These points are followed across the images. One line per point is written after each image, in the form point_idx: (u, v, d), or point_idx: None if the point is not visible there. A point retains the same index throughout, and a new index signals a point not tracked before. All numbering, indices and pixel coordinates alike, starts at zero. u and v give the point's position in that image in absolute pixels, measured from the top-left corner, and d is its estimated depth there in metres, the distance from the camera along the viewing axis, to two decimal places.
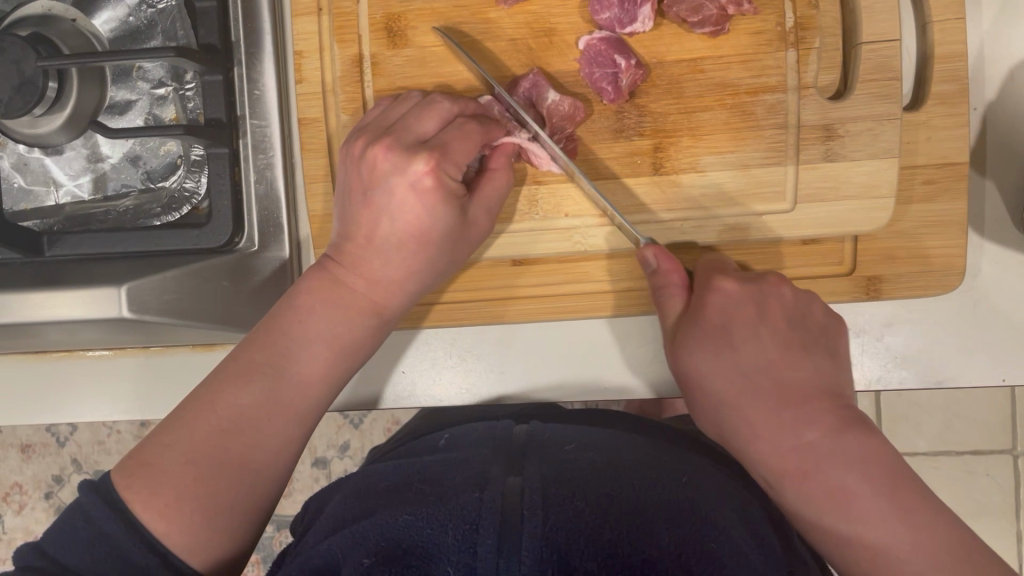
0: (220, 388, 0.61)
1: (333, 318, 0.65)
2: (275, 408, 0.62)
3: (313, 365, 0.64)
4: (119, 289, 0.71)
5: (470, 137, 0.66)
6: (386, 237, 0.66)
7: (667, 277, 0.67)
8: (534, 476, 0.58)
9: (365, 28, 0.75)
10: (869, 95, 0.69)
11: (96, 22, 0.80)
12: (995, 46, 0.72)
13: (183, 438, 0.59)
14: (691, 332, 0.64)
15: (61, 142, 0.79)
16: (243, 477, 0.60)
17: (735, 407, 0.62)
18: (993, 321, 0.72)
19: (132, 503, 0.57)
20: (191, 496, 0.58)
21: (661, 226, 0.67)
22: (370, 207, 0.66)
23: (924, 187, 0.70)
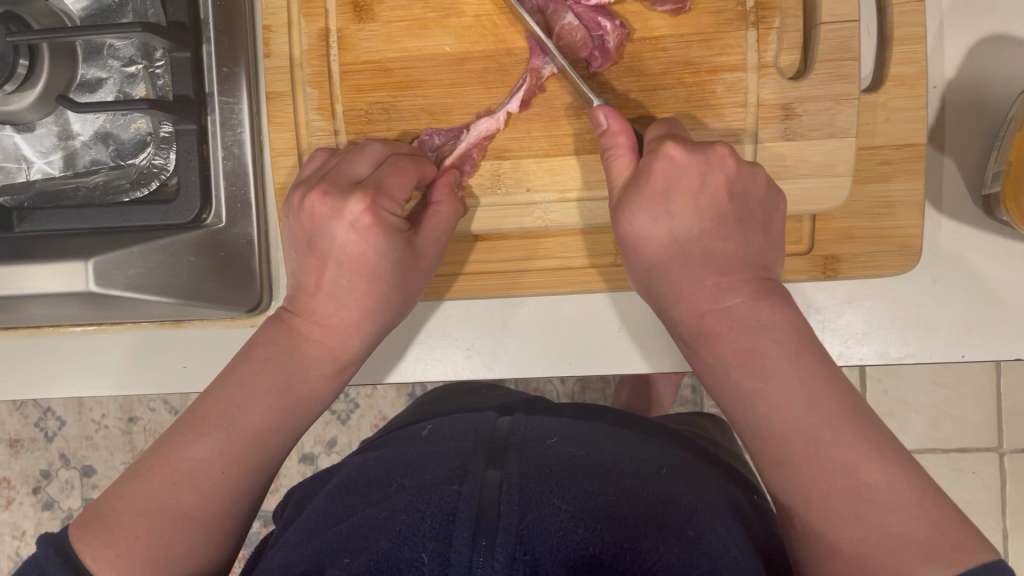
0: (179, 441, 0.61)
1: (284, 373, 0.65)
2: (232, 460, 0.61)
3: (263, 415, 0.63)
4: (87, 264, 0.73)
5: (404, 173, 0.69)
6: (335, 280, 0.67)
7: (660, 202, 0.64)
8: (513, 470, 0.58)
9: (332, 3, 0.75)
10: (828, 74, 0.70)
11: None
12: (955, 28, 0.72)
13: (137, 490, 0.59)
14: (674, 253, 0.64)
15: (32, 118, 0.79)
16: (199, 530, 0.59)
17: (710, 332, 0.61)
18: (954, 300, 0.73)
19: (84, 554, 0.55)
20: (152, 553, 0.57)
21: (668, 145, 0.63)
22: (316, 253, 0.68)
23: (880, 167, 0.72)
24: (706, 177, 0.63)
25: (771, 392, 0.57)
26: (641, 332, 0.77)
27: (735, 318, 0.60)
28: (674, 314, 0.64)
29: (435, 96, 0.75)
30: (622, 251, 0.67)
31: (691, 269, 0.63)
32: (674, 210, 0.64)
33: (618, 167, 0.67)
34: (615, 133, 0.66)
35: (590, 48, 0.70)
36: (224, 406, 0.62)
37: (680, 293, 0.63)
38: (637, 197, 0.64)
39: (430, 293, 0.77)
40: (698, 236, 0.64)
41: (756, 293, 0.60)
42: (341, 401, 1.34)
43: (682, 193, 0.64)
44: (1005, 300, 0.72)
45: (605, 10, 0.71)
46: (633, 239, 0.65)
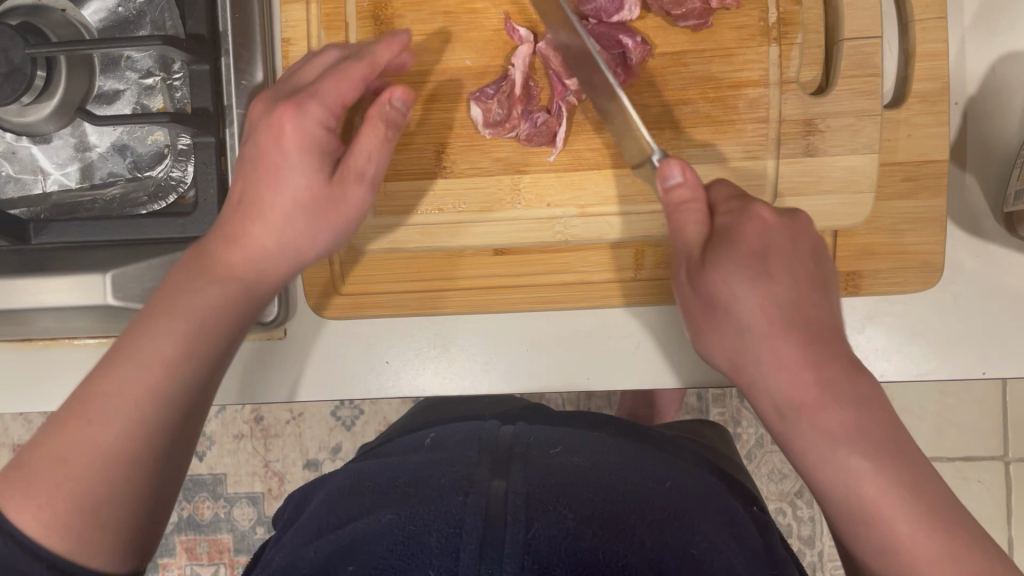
0: (94, 380, 0.56)
1: (217, 292, 0.60)
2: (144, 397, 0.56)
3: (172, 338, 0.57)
4: (104, 276, 0.74)
5: (350, 78, 0.63)
6: (241, 184, 0.63)
7: (752, 262, 0.60)
8: (518, 480, 0.58)
9: (352, 17, 0.75)
10: (851, 90, 0.70)
11: (86, 12, 0.80)
12: (975, 44, 0.73)
13: (61, 439, 0.54)
14: (779, 313, 0.59)
15: (49, 130, 0.79)
16: (113, 475, 0.54)
17: (815, 404, 0.57)
18: (974, 314, 0.73)
19: (10, 517, 0.53)
20: (83, 459, 0.54)
21: (759, 210, 0.62)
22: (246, 138, 0.65)
23: (903, 183, 0.72)
24: (796, 245, 0.62)
25: (874, 475, 0.54)
26: (660, 348, 0.77)
27: (836, 392, 0.56)
28: (767, 383, 0.59)
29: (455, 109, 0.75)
30: (701, 309, 0.63)
31: (789, 337, 0.58)
32: (770, 271, 0.60)
33: (681, 221, 0.63)
34: (692, 186, 0.62)
35: (612, 66, 0.69)
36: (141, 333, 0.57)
37: (783, 358, 0.58)
38: (734, 256, 0.61)
39: (440, 306, 0.77)
40: (794, 298, 0.60)
41: (853, 367, 0.58)
42: (346, 407, 1.34)
43: (774, 255, 0.61)
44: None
45: (624, 26, 0.70)
46: (727, 300, 0.61)
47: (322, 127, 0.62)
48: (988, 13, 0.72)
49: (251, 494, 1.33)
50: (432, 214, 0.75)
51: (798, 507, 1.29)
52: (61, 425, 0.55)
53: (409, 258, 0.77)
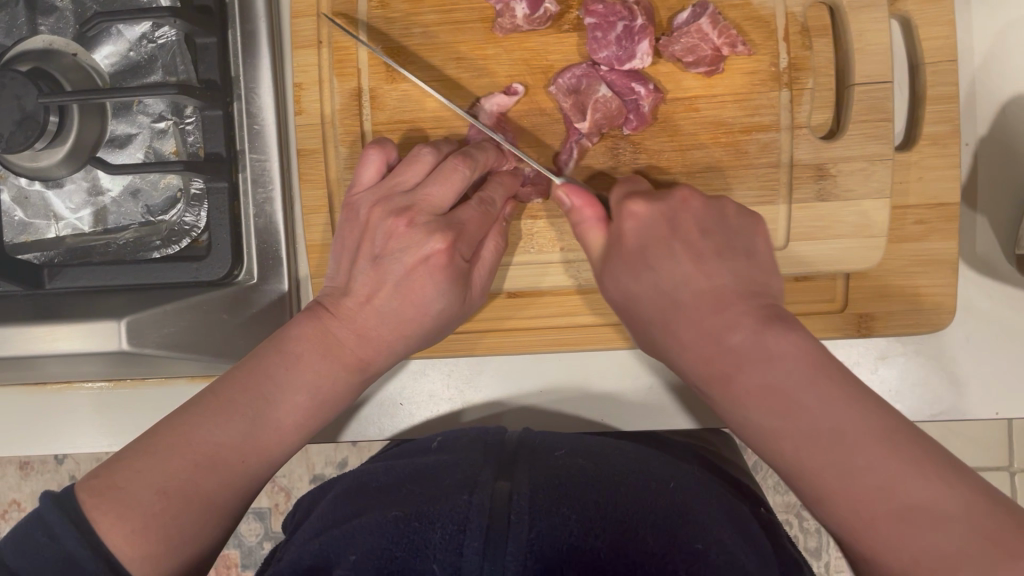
0: (199, 421, 0.58)
1: (319, 373, 0.64)
2: (252, 451, 0.60)
3: (294, 412, 0.62)
4: (119, 324, 0.73)
5: (450, 178, 0.66)
6: (385, 299, 0.66)
7: (633, 262, 0.63)
8: (523, 482, 0.58)
9: (364, 63, 0.75)
10: (862, 135, 0.70)
11: (97, 57, 0.80)
12: (985, 86, 0.73)
13: (155, 466, 0.56)
14: (671, 303, 0.61)
15: (62, 174, 0.78)
16: (211, 511, 0.57)
17: (717, 375, 0.57)
18: (985, 354, 0.73)
19: (100, 529, 0.53)
20: (188, 497, 0.56)
21: (630, 203, 0.64)
22: (378, 269, 0.66)
23: (915, 226, 0.72)
24: (676, 226, 0.63)
25: (796, 429, 0.52)
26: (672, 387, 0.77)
27: (741, 354, 0.56)
28: (690, 375, 0.60)
29: None
30: (625, 317, 0.66)
31: (682, 318, 0.60)
32: (655, 264, 0.62)
33: (589, 235, 0.67)
34: (580, 207, 0.67)
35: (625, 113, 0.70)
36: (266, 401, 0.61)
37: (683, 347, 0.60)
38: (619, 261, 0.64)
39: (450, 351, 0.77)
40: (681, 281, 0.61)
41: (761, 321, 0.57)
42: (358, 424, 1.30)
43: (654, 245, 0.63)
44: None
45: (635, 74, 0.71)
46: (625, 302, 0.64)
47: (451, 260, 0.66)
48: (997, 56, 0.73)
49: (258, 509, 1.30)
50: None
51: (803, 519, 1.24)
52: (111, 488, 0.55)
53: None
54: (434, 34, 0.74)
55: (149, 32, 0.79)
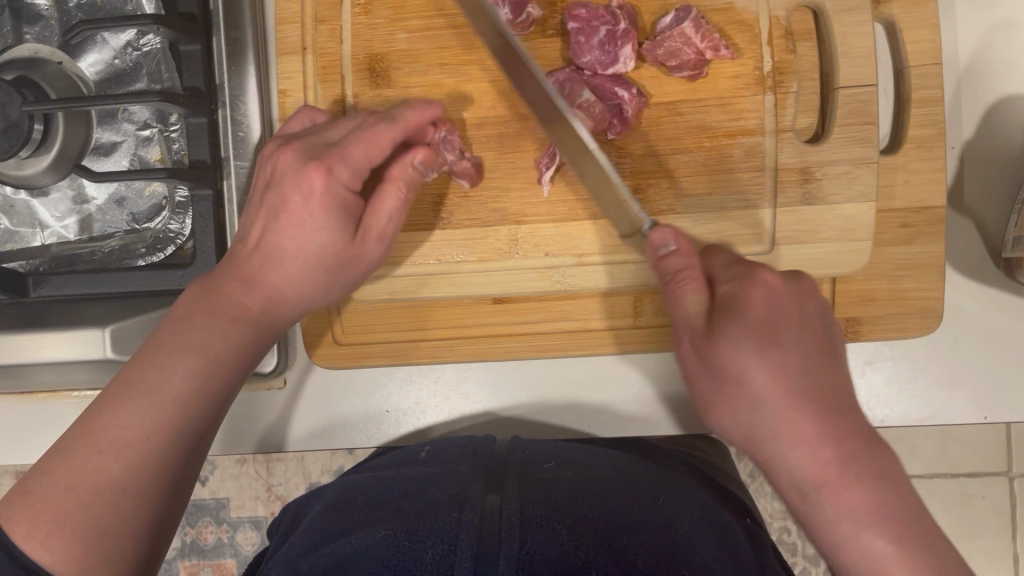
0: (104, 409, 0.57)
1: (213, 332, 0.61)
2: (162, 424, 0.57)
3: (186, 376, 0.59)
4: (105, 330, 0.75)
5: (348, 121, 0.68)
6: (274, 237, 0.65)
7: (760, 332, 0.58)
8: (512, 496, 0.57)
9: (348, 69, 0.75)
10: (846, 138, 0.70)
11: (82, 65, 0.80)
12: (970, 89, 0.73)
13: (71, 466, 0.55)
14: (795, 396, 0.57)
15: (48, 182, 0.79)
16: (130, 502, 0.56)
17: (831, 483, 0.55)
18: (974, 357, 0.73)
19: (16, 536, 0.53)
20: (99, 488, 0.55)
21: (763, 275, 0.60)
22: (264, 209, 0.65)
23: (901, 230, 0.72)
24: (804, 311, 0.60)
25: (896, 560, 0.53)
26: (659, 394, 0.77)
27: (860, 465, 0.54)
28: (785, 466, 0.57)
29: None
30: (706, 381, 0.61)
31: (803, 407, 0.56)
32: (782, 340, 0.58)
33: (681, 294, 0.63)
34: (684, 254, 0.64)
35: (608, 117, 0.70)
36: (153, 371, 0.58)
37: (784, 436, 0.57)
38: (742, 325, 0.58)
39: (437, 356, 0.77)
40: (806, 370, 0.57)
41: (869, 440, 0.55)
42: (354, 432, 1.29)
43: (785, 323, 0.59)
44: (1022, 362, 0.72)
45: (618, 79, 0.71)
46: (736, 370, 0.58)
47: (327, 188, 0.63)
48: (981, 58, 0.73)
49: (254, 518, 1.29)
50: (427, 264, 0.75)
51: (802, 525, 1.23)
52: (26, 494, 0.55)
53: (406, 310, 0.77)
54: (418, 40, 0.74)
55: (135, 40, 0.79)
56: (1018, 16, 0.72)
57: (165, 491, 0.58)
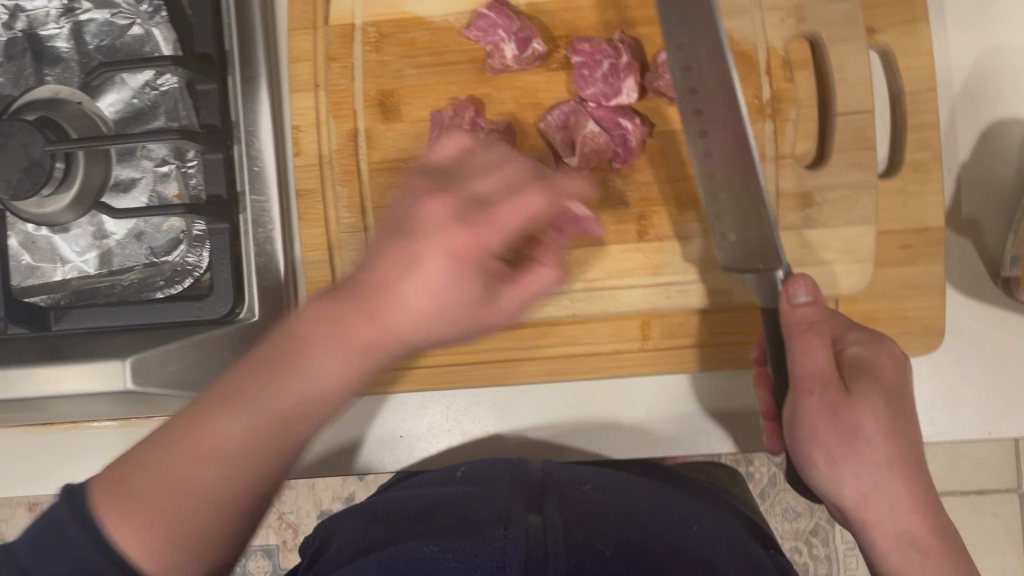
0: (203, 418, 0.53)
1: (341, 353, 0.54)
2: (263, 445, 0.53)
3: (324, 379, 0.54)
4: (124, 363, 0.75)
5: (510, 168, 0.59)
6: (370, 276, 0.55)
7: (892, 398, 0.61)
8: (554, 515, 0.61)
9: (360, 104, 0.78)
10: (845, 163, 0.72)
11: (101, 104, 0.82)
12: (965, 113, 0.75)
13: (160, 474, 0.52)
14: (911, 461, 0.61)
15: (68, 220, 0.80)
16: (216, 512, 0.53)
17: (929, 548, 0.60)
18: (977, 375, 0.74)
19: (110, 531, 0.51)
20: (185, 507, 0.52)
21: (888, 345, 0.63)
22: (407, 208, 0.58)
23: (901, 251, 0.73)
24: (906, 390, 0.63)
25: None
26: (670, 417, 0.77)
27: (943, 528, 0.61)
28: (885, 528, 0.61)
29: None
30: (832, 437, 0.60)
31: (906, 472, 0.61)
32: (899, 409, 0.61)
33: (807, 345, 0.61)
34: (818, 308, 0.61)
35: (613, 145, 0.74)
36: (290, 373, 0.53)
37: (902, 498, 0.61)
38: (877, 388, 0.61)
39: (450, 381, 0.79)
40: (912, 438, 0.62)
41: (941, 511, 0.61)
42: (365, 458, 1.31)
43: (900, 395, 0.62)
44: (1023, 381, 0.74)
45: (620, 109, 0.74)
46: (862, 425, 0.60)
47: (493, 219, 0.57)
48: (974, 84, 0.75)
49: (266, 546, 1.30)
50: None
51: (814, 546, 1.24)
52: (117, 485, 0.52)
53: None
54: (427, 76, 0.77)
55: (152, 80, 0.82)
56: (1008, 43, 0.74)
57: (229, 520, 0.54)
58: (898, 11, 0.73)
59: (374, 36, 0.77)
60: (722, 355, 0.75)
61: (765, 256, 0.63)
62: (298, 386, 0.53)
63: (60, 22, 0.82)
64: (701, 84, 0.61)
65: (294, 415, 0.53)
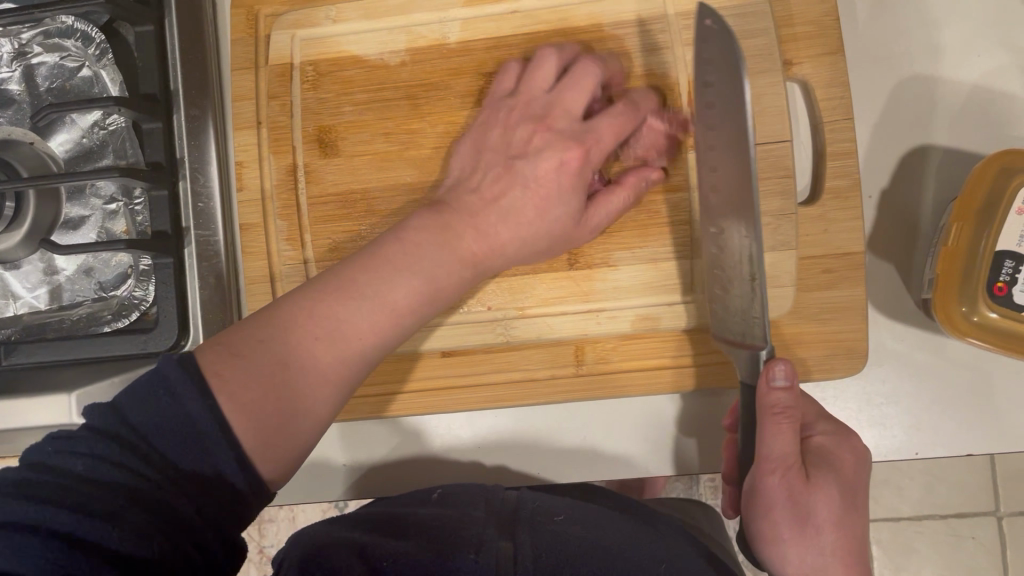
0: (336, 303, 0.60)
1: (440, 263, 0.66)
2: (363, 337, 0.61)
3: (410, 291, 0.64)
4: (70, 398, 0.78)
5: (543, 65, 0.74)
6: (508, 199, 0.72)
7: (850, 491, 0.65)
8: (525, 543, 0.65)
9: (299, 141, 0.80)
10: (769, 190, 0.74)
11: (52, 144, 0.85)
12: (884, 141, 0.78)
13: (277, 339, 0.57)
14: (852, 545, 0.65)
15: (20, 255, 0.83)
16: (313, 396, 0.58)
17: None
18: (904, 394, 0.76)
19: (220, 398, 0.53)
20: (291, 380, 0.57)
21: (854, 441, 0.67)
22: (511, 171, 0.72)
23: (823, 275, 0.75)
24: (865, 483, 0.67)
25: None
26: (600, 439, 0.81)
27: None
28: None
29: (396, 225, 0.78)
30: (786, 518, 0.63)
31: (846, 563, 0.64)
32: (857, 501, 0.65)
33: (776, 431, 0.62)
34: (795, 395, 0.62)
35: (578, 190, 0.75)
36: (394, 271, 0.63)
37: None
38: (838, 480, 0.64)
39: (392, 410, 0.80)
40: (861, 530, 0.65)
41: None
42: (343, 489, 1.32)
43: (860, 488, 0.66)
44: (947, 400, 0.75)
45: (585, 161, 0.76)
46: (817, 513, 0.63)
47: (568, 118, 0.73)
48: (892, 113, 0.77)
49: None
50: None
51: None
52: (231, 358, 0.55)
53: None
54: (362, 112, 0.79)
55: (101, 120, 0.84)
56: (924, 72, 0.77)
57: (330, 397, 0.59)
58: (816, 44, 0.75)
59: (312, 75, 0.80)
60: (654, 381, 0.77)
61: (752, 333, 0.65)
62: (404, 282, 0.63)
63: (10, 65, 0.84)
64: (717, 159, 0.65)
65: (389, 329, 0.63)
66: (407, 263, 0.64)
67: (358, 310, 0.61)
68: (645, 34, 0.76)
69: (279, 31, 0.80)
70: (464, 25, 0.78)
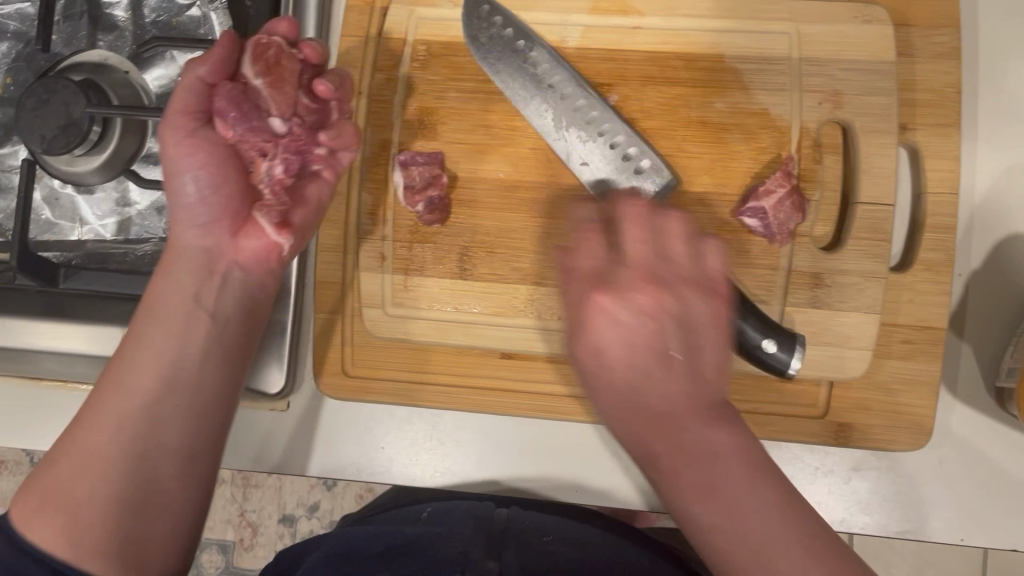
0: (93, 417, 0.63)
1: (168, 337, 0.67)
2: (96, 428, 0.62)
3: (140, 373, 0.64)
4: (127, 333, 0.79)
5: (277, 82, 0.69)
6: (239, 252, 0.71)
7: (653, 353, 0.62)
8: (510, 562, 0.74)
9: (398, 118, 0.79)
10: (861, 252, 0.73)
11: (148, 77, 0.85)
12: (984, 221, 0.77)
13: (58, 473, 0.61)
14: (692, 449, 0.59)
15: (94, 182, 0.82)
16: (112, 494, 0.61)
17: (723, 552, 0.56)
18: (958, 477, 0.75)
19: (25, 535, 0.59)
20: (72, 506, 0.60)
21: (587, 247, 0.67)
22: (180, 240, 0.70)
23: (901, 345, 0.74)
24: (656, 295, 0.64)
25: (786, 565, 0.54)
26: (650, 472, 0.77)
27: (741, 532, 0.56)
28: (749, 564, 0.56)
29: (484, 218, 0.78)
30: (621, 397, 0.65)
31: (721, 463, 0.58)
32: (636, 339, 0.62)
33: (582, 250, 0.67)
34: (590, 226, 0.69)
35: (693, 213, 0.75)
36: (127, 357, 0.65)
37: (751, 526, 0.56)
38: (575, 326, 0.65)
39: (433, 402, 0.79)
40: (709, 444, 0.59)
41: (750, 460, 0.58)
42: None
43: (635, 331, 0.62)
44: (1003, 494, 0.74)
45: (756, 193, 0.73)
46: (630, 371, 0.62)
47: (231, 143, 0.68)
48: (996, 194, 0.76)
49: (223, 541, 1.35)
50: (447, 312, 0.78)
51: None
52: (52, 463, 0.62)
53: (409, 350, 0.80)
54: (465, 100, 0.78)
55: None
56: None
57: (110, 493, 0.61)
58: (934, 113, 0.74)
59: (423, 54, 0.79)
60: None
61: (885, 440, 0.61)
62: (137, 379, 0.64)
63: None
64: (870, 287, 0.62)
65: (139, 423, 0.63)
66: (171, 358, 0.66)
67: (133, 404, 0.63)
68: (764, 74, 0.75)
69: (397, 5, 0.79)
70: (584, 32, 0.77)
